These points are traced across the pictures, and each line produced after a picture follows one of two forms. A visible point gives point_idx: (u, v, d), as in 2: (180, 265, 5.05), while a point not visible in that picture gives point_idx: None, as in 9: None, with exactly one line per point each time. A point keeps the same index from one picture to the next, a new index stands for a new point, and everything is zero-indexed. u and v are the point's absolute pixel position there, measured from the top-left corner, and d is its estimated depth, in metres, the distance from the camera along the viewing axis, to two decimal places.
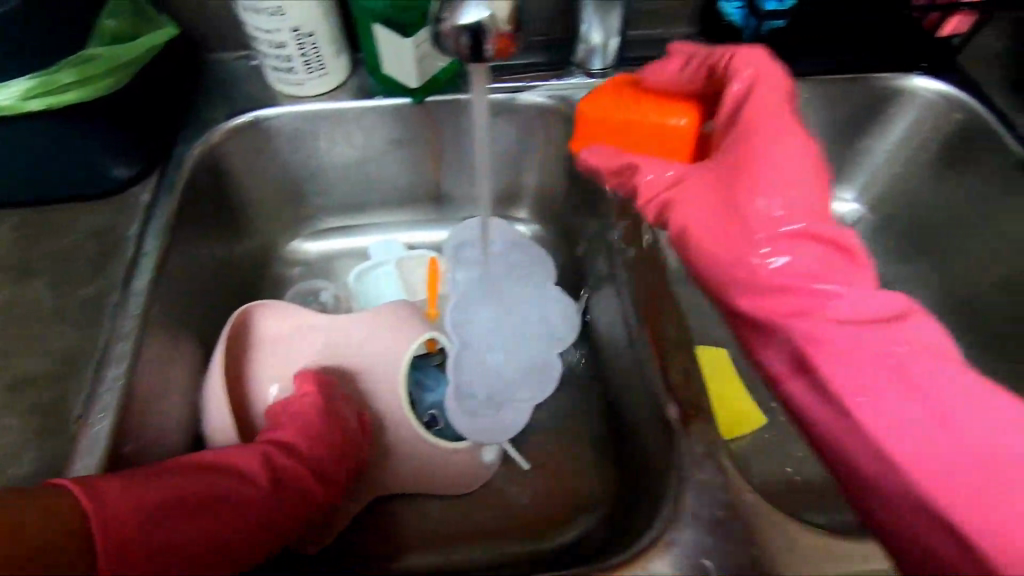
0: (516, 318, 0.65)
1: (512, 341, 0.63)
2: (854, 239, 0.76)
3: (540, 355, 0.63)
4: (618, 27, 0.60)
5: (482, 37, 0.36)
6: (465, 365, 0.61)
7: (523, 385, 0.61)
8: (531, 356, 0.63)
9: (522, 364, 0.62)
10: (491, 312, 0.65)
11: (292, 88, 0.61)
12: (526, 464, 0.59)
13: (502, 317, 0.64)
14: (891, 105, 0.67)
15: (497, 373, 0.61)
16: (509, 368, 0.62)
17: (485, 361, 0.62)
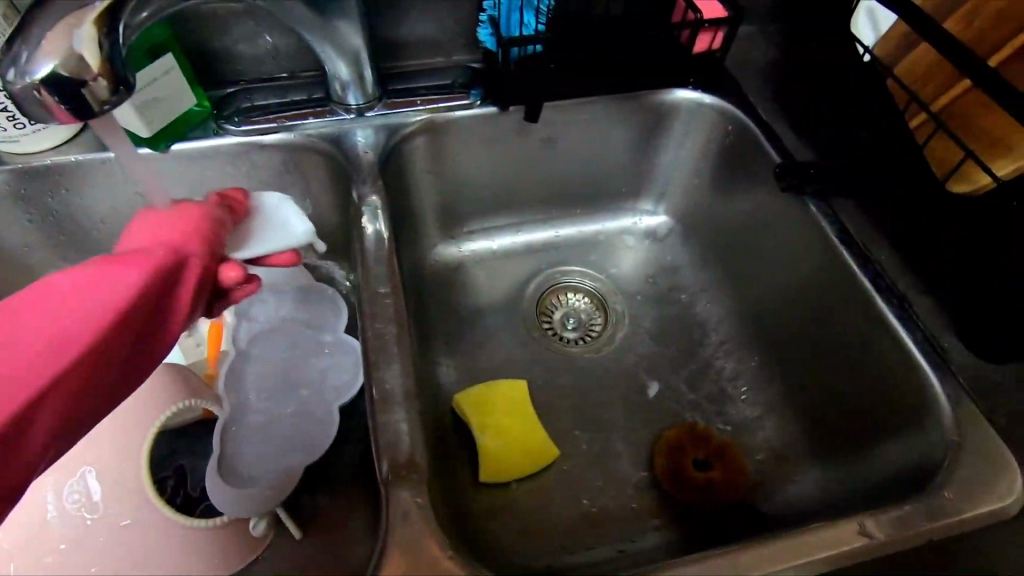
0: (300, 374, 0.60)
1: (291, 400, 0.59)
2: (664, 252, 0.77)
3: (321, 414, 0.59)
4: (365, 57, 0.58)
5: (68, 93, 0.32)
6: (232, 430, 0.56)
7: (298, 447, 0.57)
8: (313, 414, 0.58)
9: (300, 425, 0.58)
10: (274, 370, 0.60)
11: (8, 145, 0.55)
12: (301, 534, 0.55)
13: (284, 375, 0.60)
14: (667, 120, 0.68)
15: (270, 436, 0.56)
16: (285, 429, 0.57)
17: (258, 424, 0.57)
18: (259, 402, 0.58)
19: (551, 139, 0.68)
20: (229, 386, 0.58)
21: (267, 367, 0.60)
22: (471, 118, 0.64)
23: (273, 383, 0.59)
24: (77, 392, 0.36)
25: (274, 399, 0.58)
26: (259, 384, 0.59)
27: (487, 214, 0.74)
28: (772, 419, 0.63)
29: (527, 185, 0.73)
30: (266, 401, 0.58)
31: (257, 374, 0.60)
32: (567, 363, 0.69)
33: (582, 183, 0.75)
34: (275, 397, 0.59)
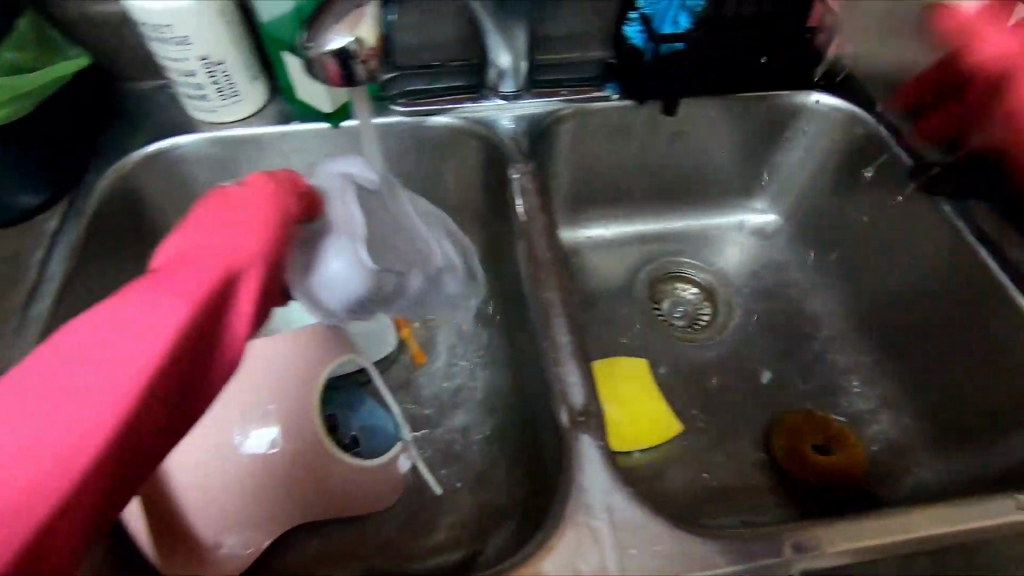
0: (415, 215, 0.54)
1: (405, 241, 0.52)
2: (774, 248, 0.79)
3: (440, 258, 0.55)
4: (524, 50, 0.63)
5: (349, 64, 0.37)
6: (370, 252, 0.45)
7: (421, 280, 0.52)
8: (433, 259, 0.54)
9: (418, 270, 0.52)
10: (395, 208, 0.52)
11: (207, 115, 0.62)
12: (439, 489, 0.60)
13: (398, 209, 0.52)
14: (795, 121, 0.71)
15: (392, 277, 0.48)
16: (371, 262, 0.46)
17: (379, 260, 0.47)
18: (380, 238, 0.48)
19: (679, 134, 0.72)
20: (342, 193, 0.46)
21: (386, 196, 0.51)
22: (609, 110, 0.68)
23: (388, 216, 0.51)
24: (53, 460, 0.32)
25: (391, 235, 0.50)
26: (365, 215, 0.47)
27: (605, 203, 0.78)
28: (887, 414, 0.65)
29: (646, 179, 0.76)
30: (384, 235, 0.49)
31: (372, 201, 0.49)
32: (681, 347, 0.72)
33: (699, 178, 0.78)
34: (390, 233, 0.50)
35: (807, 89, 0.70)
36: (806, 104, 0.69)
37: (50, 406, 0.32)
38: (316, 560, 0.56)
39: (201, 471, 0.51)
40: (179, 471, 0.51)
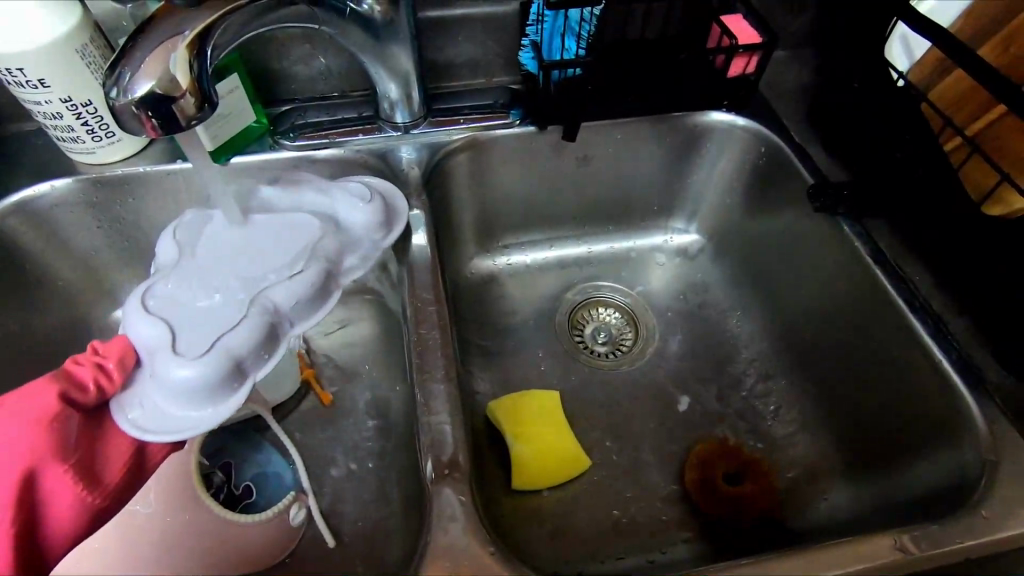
0: (258, 232, 0.50)
1: (254, 270, 0.47)
2: (696, 268, 0.78)
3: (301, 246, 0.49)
4: (412, 78, 0.61)
5: (159, 109, 0.35)
6: (187, 349, 0.42)
7: (289, 285, 0.46)
8: (295, 253, 0.48)
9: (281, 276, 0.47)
10: (222, 256, 0.48)
11: (83, 156, 0.59)
12: (334, 542, 0.57)
13: (226, 249, 0.48)
14: (703, 141, 0.70)
15: (238, 328, 0.43)
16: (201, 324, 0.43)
17: (204, 333, 0.43)
18: (206, 310, 0.44)
19: (587, 158, 0.71)
20: (138, 312, 0.44)
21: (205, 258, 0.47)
22: (510, 138, 0.67)
23: (215, 268, 0.47)
24: None
25: (224, 284, 0.46)
26: (177, 307, 0.44)
27: (521, 228, 0.76)
28: (804, 438, 0.63)
29: (561, 204, 0.75)
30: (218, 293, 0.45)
31: (189, 283, 0.46)
32: (599, 375, 0.70)
33: (614, 200, 0.76)
34: (223, 281, 0.46)
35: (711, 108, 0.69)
36: (710, 123, 0.69)
37: None
38: None
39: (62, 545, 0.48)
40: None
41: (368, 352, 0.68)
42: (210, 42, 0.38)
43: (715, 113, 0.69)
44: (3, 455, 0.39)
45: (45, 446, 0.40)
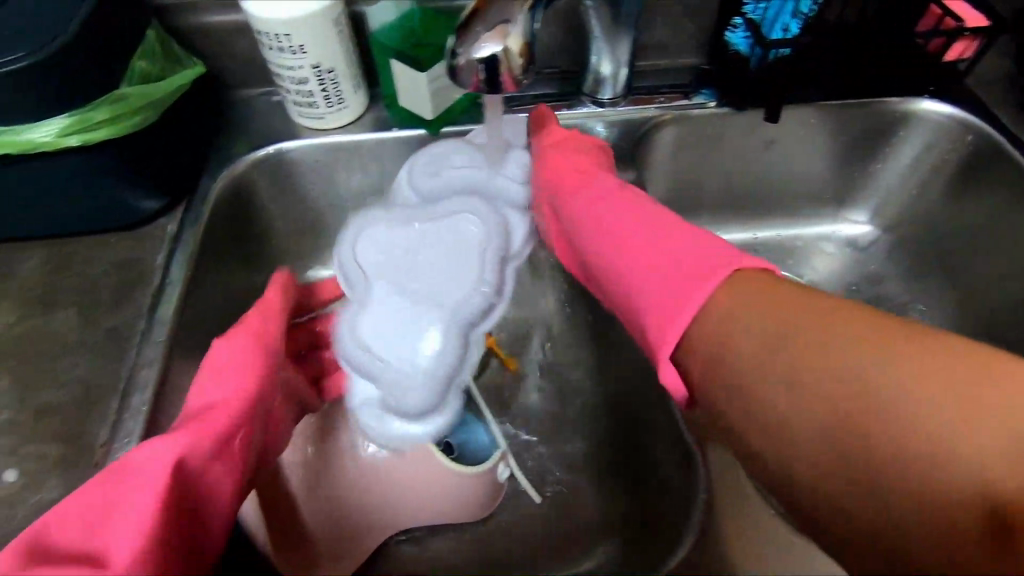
0: (428, 239, 0.52)
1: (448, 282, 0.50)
2: (868, 260, 0.76)
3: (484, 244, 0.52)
4: (626, 58, 0.61)
5: (495, 70, 0.37)
6: (398, 372, 0.48)
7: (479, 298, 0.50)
8: (479, 263, 0.51)
9: (470, 281, 0.51)
10: (403, 270, 0.51)
11: (312, 121, 0.63)
12: (539, 498, 0.58)
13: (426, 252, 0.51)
14: (899, 128, 0.68)
15: (444, 355, 0.49)
16: (409, 342, 0.49)
17: (415, 359, 0.49)
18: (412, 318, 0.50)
19: (774, 142, 0.70)
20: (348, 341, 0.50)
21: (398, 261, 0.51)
22: (706, 118, 0.67)
23: (404, 276, 0.51)
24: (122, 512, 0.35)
25: (420, 296, 0.50)
26: (380, 320, 0.50)
27: (691, 211, 0.76)
28: None
29: (737, 186, 0.74)
30: (410, 318, 0.50)
31: (390, 297, 0.50)
32: None
33: (790, 187, 0.75)
34: (418, 303, 0.50)
35: (917, 95, 0.67)
36: (917, 111, 0.67)
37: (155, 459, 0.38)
38: (418, 565, 0.56)
39: (312, 472, 0.51)
40: (293, 471, 0.51)
41: (549, 324, 0.67)
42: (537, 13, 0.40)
43: (923, 101, 0.67)
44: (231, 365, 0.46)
45: (264, 354, 0.48)
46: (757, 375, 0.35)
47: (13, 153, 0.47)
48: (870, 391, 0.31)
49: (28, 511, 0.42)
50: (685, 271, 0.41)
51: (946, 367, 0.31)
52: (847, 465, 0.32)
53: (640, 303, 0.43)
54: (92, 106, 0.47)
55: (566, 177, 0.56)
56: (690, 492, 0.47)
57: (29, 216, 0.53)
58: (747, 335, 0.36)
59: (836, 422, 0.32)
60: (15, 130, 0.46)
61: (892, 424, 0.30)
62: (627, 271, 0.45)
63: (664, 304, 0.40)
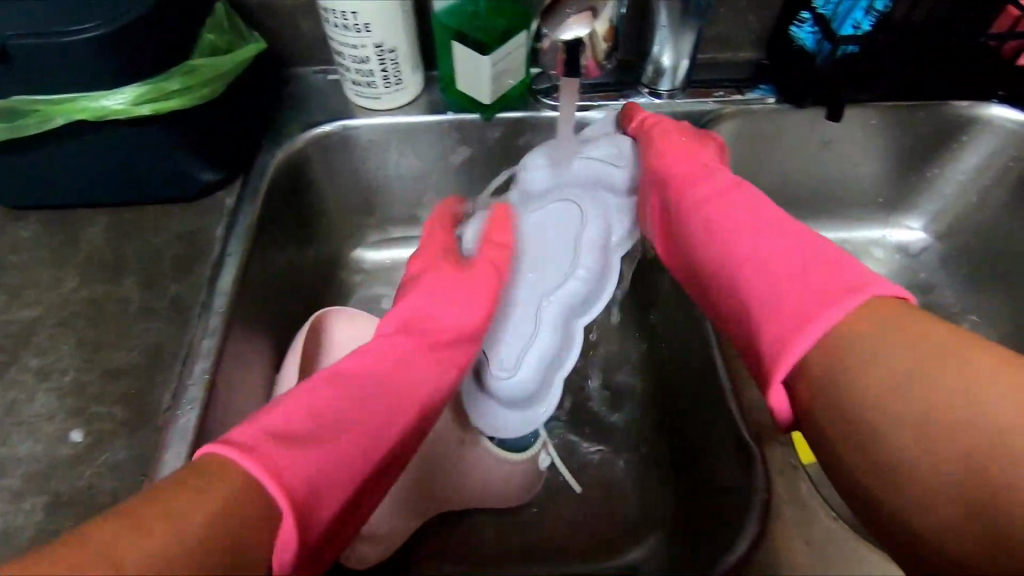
0: (539, 221, 0.52)
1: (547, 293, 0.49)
2: (919, 267, 0.74)
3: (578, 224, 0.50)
4: (689, 49, 0.60)
5: (579, 53, 0.37)
6: (499, 362, 0.48)
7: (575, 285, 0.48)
8: (579, 245, 0.49)
9: (567, 265, 0.49)
10: (529, 255, 0.51)
11: (368, 101, 0.63)
12: (580, 487, 0.58)
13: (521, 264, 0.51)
14: (964, 134, 0.67)
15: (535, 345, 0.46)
16: (522, 331, 0.48)
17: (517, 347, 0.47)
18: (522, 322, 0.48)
19: (832, 142, 0.69)
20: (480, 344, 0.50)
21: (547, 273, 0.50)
22: (765, 114, 0.66)
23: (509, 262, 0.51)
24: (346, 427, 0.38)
25: (530, 281, 0.50)
26: (502, 329, 0.49)
27: None
28: None
29: (789, 186, 0.73)
30: (530, 310, 0.49)
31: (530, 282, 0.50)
32: None
33: (843, 189, 0.74)
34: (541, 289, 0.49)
35: (986, 100, 0.65)
36: (986, 116, 0.65)
37: (370, 390, 0.41)
38: (456, 547, 0.56)
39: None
40: None
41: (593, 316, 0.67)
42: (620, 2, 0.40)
43: (992, 106, 0.65)
44: (462, 314, 0.48)
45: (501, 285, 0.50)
46: (881, 374, 0.35)
47: (88, 120, 0.47)
48: (994, 416, 0.32)
49: (95, 470, 0.43)
50: (808, 276, 0.40)
51: (977, 364, 0.33)
52: (944, 455, 0.33)
53: (759, 296, 0.41)
54: (166, 75, 0.47)
55: (667, 156, 0.54)
56: (742, 490, 0.47)
57: (94, 184, 0.54)
58: (876, 341, 0.36)
59: (943, 416, 0.33)
60: (92, 97, 0.46)
61: (986, 432, 0.32)
62: (737, 250, 0.45)
63: (795, 311, 0.39)
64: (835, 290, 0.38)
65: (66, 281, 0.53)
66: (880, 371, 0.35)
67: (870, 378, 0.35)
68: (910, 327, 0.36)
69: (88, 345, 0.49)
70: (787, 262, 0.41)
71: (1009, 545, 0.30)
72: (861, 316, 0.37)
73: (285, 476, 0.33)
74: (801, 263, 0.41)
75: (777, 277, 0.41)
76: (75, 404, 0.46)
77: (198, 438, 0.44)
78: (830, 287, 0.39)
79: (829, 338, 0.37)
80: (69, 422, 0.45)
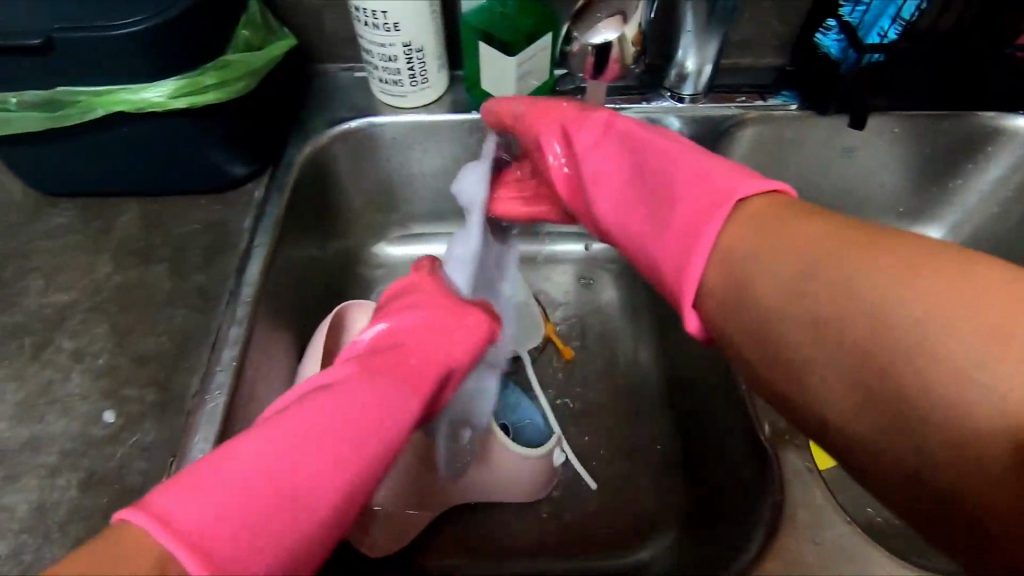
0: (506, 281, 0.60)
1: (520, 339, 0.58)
2: None
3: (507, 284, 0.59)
4: (713, 55, 0.61)
5: (607, 57, 0.38)
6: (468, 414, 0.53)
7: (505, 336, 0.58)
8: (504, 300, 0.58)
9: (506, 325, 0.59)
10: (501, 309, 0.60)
11: (394, 99, 0.64)
12: (593, 485, 0.59)
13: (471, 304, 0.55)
14: (988, 144, 0.66)
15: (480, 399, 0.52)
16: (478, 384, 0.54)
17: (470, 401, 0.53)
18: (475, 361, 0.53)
19: (854, 150, 0.69)
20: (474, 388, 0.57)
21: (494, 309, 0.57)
22: (787, 121, 0.66)
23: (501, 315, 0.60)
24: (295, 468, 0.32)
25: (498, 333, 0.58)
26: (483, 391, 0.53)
27: None
28: None
29: (809, 193, 0.73)
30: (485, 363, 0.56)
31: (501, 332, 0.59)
32: None
33: (863, 197, 0.74)
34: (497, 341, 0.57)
35: (1011, 112, 0.65)
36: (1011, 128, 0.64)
37: (327, 416, 0.35)
38: (471, 540, 0.56)
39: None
40: None
41: (609, 316, 0.68)
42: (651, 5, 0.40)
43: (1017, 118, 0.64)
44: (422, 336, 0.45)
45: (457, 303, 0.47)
46: (770, 293, 0.34)
47: (127, 112, 0.49)
48: (875, 304, 0.30)
49: (126, 450, 0.45)
50: (688, 196, 0.41)
51: (900, 258, 0.30)
52: (830, 351, 0.31)
53: (658, 244, 0.42)
54: (202, 70, 0.49)
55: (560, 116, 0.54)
56: (757, 493, 0.47)
57: (129, 174, 0.56)
58: (756, 252, 0.35)
59: (836, 322, 0.31)
60: (132, 89, 0.48)
61: (904, 337, 0.28)
62: (635, 213, 0.45)
63: (683, 236, 0.40)
64: (707, 206, 0.39)
65: (99, 267, 0.55)
66: (772, 295, 0.34)
67: (767, 297, 0.34)
68: (779, 223, 0.35)
69: (119, 329, 0.51)
70: (671, 202, 0.42)
71: (983, 458, 0.26)
72: (742, 221, 0.37)
73: (204, 547, 0.28)
74: (670, 202, 0.42)
75: (663, 212, 0.43)
76: (107, 386, 0.48)
77: (225, 422, 0.45)
78: (706, 207, 0.39)
79: (723, 259, 0.37)
80: (101, 404, 0.47)
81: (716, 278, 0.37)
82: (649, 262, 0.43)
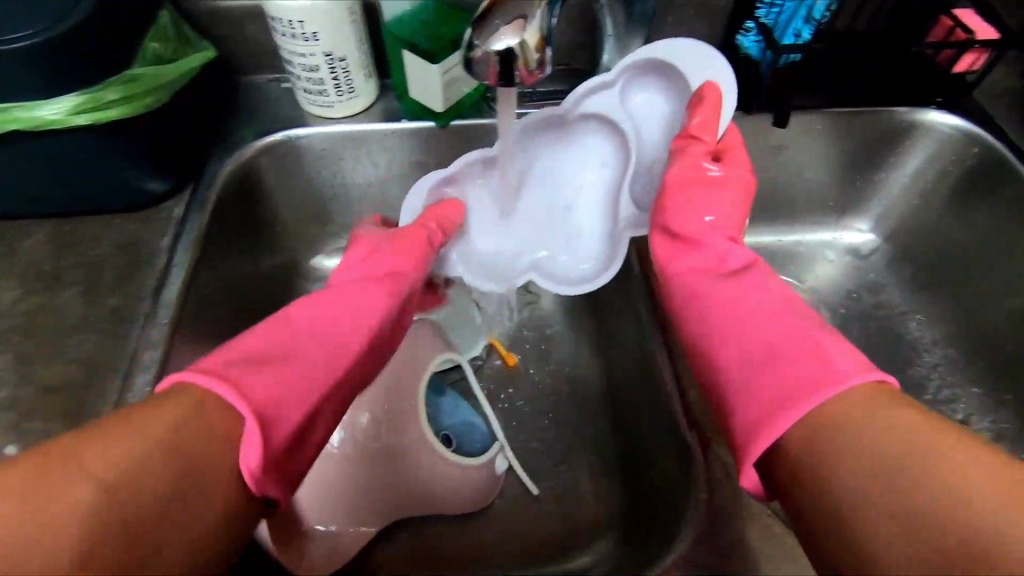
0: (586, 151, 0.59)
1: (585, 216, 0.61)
2: (869, 269, 0.76)
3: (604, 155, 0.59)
4: (636, 52, 0.60)
5: (512, 64, 0.38)
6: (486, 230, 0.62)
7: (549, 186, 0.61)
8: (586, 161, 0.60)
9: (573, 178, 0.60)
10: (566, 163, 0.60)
11: (321, 110, 0.62)
12: (536, 490, 0.58)
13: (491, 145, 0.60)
14: (906, 139, 0.69)
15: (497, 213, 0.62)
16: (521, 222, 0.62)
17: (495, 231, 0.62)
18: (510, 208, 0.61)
19: (782, 148, 0.71)
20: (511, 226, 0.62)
21: (569, 174, 0.60)
22: None
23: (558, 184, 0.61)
24: (279, 346, 0.40)
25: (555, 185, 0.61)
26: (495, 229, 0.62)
27: None
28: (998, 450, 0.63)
29: None
30: (533, 200, 0.61)
31: (562, 191, 0.61)
32: None
33: (794, 194, 0.76)
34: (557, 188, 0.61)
35: (925, 106, 0.67)
36: (926, 122, 0.67)
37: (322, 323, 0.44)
38: (414, 556, 0.55)
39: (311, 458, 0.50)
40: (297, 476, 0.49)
41: (552, 322, 0.68)
42: (555, 10, 0.40)
43: (932, 112, 0.67)
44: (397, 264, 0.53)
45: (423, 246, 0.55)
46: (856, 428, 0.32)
47: (25, 130, 0.47)
48: (951, 479, 0.29)
49: None
50: (785, 371, 0.36)
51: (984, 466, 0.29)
52: (879, 478, 0.30)
53: (752, 387, 0.37)
54: (105, 85, 0.47)
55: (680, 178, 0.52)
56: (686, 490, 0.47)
57: (35, 194, 0.53)
58: (868, 418, 0.32)
59: (883, 467, 0.30)
60: (29, 106, 0.45)
61: (936, 512, 0.28)
62: (732, 328, 0.41)
63: (764, 405, 0.35)
64: (834, 381, 0.34)
65: (5, 293, 0.52)
66: (866, 440, 0.31)
67: (848, 426, 0.32)
68: (913, 415, 0.32)
69: (25, 357, 0.48)
70: (779, 344, 0.38)
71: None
72: (877, 402, 0.33)
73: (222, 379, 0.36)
74: (772, 363, 0.37)
75: (773, 365, 0.37)
76: (9, 418, 0.45)
77: None
78: (832, 382, 0.34)
79: (830, 423, 0.32)
80: (3, 438, 0.44)
81: (830, 441, 0.32)
82: (726, 394, 0.38)
